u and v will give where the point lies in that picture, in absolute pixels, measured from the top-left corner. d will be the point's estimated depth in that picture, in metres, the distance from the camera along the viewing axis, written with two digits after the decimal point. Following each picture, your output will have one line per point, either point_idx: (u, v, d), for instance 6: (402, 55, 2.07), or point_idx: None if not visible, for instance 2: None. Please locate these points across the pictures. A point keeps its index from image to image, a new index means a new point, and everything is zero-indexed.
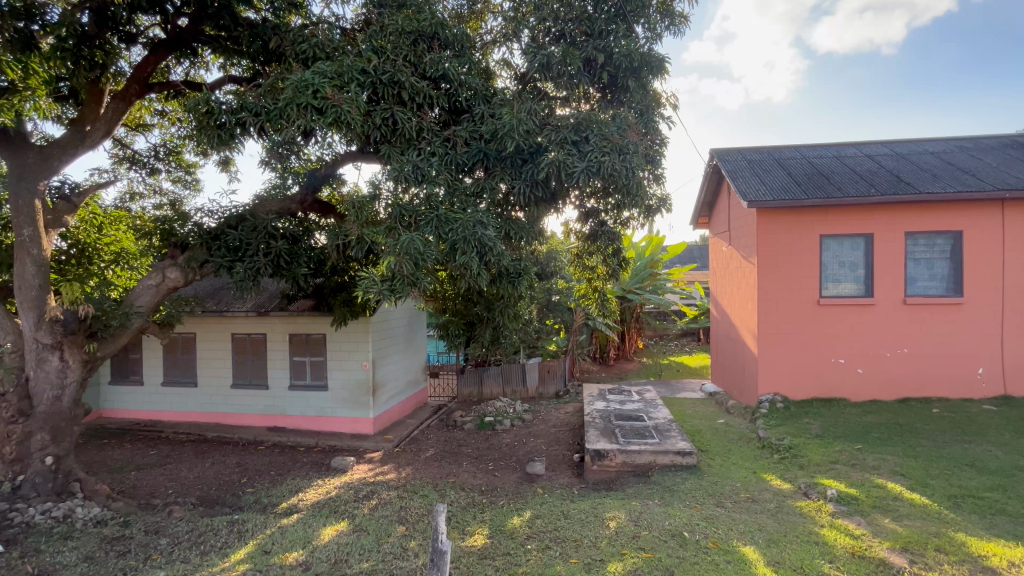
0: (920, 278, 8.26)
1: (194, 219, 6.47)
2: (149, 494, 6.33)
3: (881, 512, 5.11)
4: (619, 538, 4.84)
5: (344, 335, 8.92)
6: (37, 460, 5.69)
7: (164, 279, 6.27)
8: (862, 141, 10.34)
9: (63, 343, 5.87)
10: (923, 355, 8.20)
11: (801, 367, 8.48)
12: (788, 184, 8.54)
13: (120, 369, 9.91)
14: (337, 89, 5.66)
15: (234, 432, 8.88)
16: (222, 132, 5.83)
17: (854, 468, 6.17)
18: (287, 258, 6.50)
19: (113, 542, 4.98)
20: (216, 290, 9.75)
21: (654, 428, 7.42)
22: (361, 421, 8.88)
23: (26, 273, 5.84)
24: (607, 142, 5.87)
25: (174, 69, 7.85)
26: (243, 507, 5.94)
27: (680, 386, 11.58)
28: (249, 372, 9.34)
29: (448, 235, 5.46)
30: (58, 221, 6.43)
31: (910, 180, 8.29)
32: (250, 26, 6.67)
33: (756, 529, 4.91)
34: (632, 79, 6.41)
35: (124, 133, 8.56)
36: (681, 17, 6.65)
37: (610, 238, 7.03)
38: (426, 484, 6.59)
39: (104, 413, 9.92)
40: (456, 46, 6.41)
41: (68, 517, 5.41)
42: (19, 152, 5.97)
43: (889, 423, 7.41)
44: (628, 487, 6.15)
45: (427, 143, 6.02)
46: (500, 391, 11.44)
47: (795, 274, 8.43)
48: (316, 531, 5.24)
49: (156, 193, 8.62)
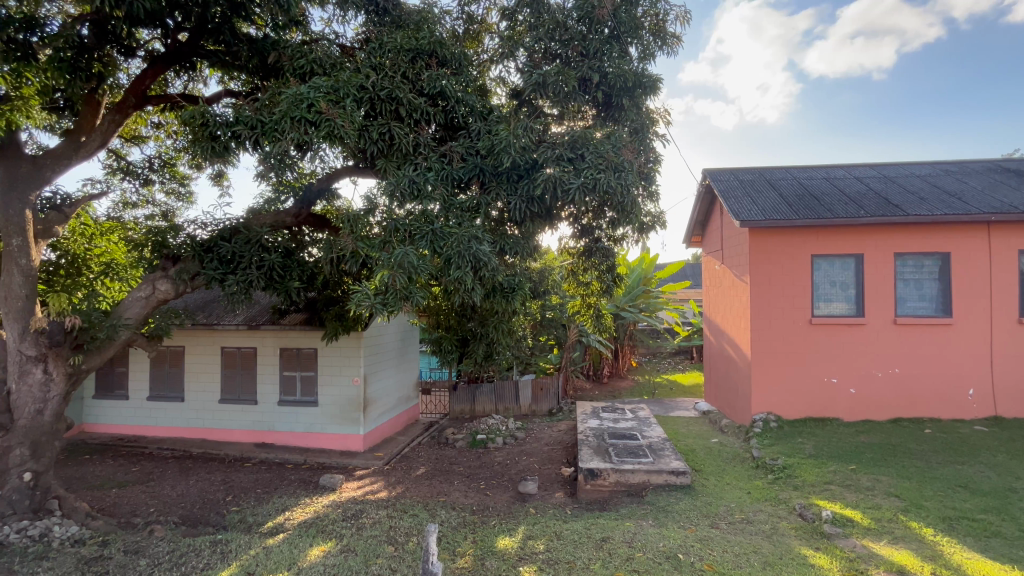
0: (910, 298, 8.36)
1: (186, 231, 6.42)
2: (130, 512, 6.15)
3: (876, 535, 5.08)
4: (612, 560, 4.74)
5: (335, 350, 8.81)
6: (15, 476, 5.53)
7: (154, 291, 6.20)
8: (850, 163, 10.55)
9: (47, 356, 5.77)
10: (915, 375, 8.23)
11: (794, 387, 8.48)
12: (779, 204, 8.66)
13: (105, 383, 9.71)
14: (332, 103, 5.71)
15: (220, 449, 8.69)
16: (217, 144, 5.86)
17: (848, 489, 6.15)
18: (280, 271, 6.39)
19: (90, 563, 4.82)
20: (207, 303, 9.65)
21: (648, 447, 7.35)
22: (350, 438, 8.74)
23: (13, 284, 5.75)
24: (604, 160, 5.96)
25: (173, 82, 7.90)
26: (227, 526, 5.79)
27: (673, 404, 11.55)
28: (237, 387, 9.18)
29: (443, 249, 5.49)
30: (49, 231, 6.36)
31: (898, 202, 8.43)
32: (250, 42, 6.79)
33: (751, 551, 4.85)
34: (625, 98, 6.61)
35: (119, 145, 8.56)
36: (671, 39, 6.82)
37: (605, 254, 7.10)
38: (417, 503, 6.48)
39: (87, 428, 9.70)
40: (454, 64, 6.53)
41: (44, 536, 5.26)
42: (10, 163, 5.93)
43: (882, 443, 7.40)
44: (622, 507, 6.08)
45: (423, 158, 6.07)
46: (493, 408, 11.25)
47: (788, 293, 8.48)
48: (302, 552, 5.10)
49: (149, 205, 8.58)
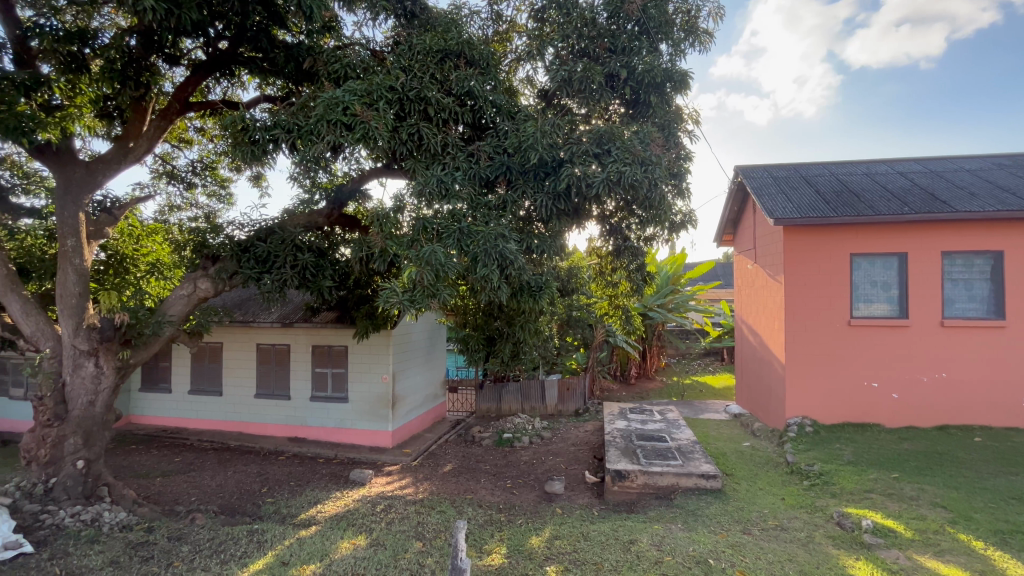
0: (958, 299, 7.94)
1: (225, 231, 6.67)
2: (173, 501, 6.45)
3: (921, 546, 4.86)
4: (641, 563, 4.68)
5: (365, 347, 9.00)
6: (69, 463, 5.87)
7: (195, 290, 6.47)
8: (893, 158, 10.10)
9: (98, 350, 6.08)
10: (963, 380, 7.83)
11: (832, 392, 8.18)
12: (815, 201, 8.36)
13: (150, 377, 10.20)
14: (366, 106, 5.84)
15: (257, 442, 9.01)
16: (255, 147, 6.06)
17: (890, 498, 5.89)
18: (313, 270, 6.57)
19: (137, 548, 5.07)
20: (244, 301, 10.01)
21: (677, 449, 7.24)
22: (379, 434, 8.90)
23: (68, 282, 6.10)
24: (631, 154, 5.88)
25: (214, 89, 8.22)
26: (263, 517, 6.00)
27: (704, 406, 11.30)
28: (272, 383, 9.49)
29: (470, 248, 5.53)
30: (100, 233, 6.70)
31: (946, 198, 8.01)
32: (285, 48, 6.99)
33: (786, 559, 4.71)
34: (655, 94, 6.49)
35: (166, 149, 8.93)
36: (703, 35, 6.71)
37: (633, 254, 6.95)
38: (444, 500, 6.55)
39: (134, 419, 10.21)
40: (481, 64, 6.57)
41: (96, 520, 5.56)
42: (66, 168, 6.30)
43: (927, 451, 7.06)
44: (650, 510, 6.00)
45: (451, 157, 6.14)
46: (519, 407, 11.27)
47: (825, 293, 8.18)
48: (333, 544, 5.23)
49: (192, 208, 8.96)
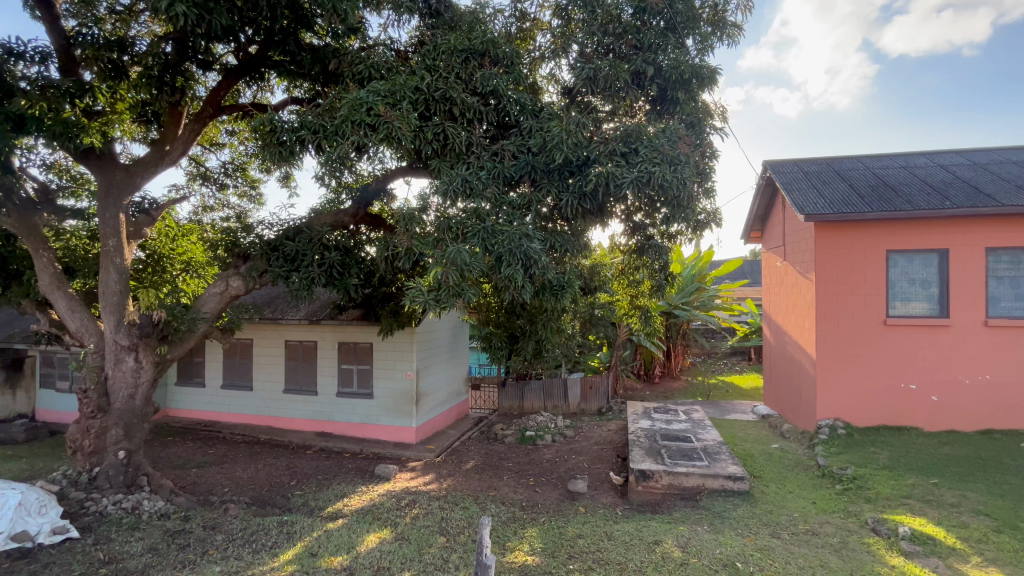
0: (1004, 297, 7.56)
1: (256, 231, 6.85)
2: (208, 491, 6.68)
3: (962, 555, 4.65)
4: (666, 564, 4.63)
5: (390, 345, 9.13)
6: (111, 453, 6.19)
7: (227, 287, 6.68)
8: (933, 150, 9.68)
9: (138, 345, 6.37)
10: (1009, 382, 7.46)
11: (867, 394, 7.89)
12: (849, 196, 8.07)
13: (186, 371, 10.58)
14: (390, 107, 5.90)
15: (286, 436, 9.26)
16: (283, 149, 6.20)
17: (929, 504, 5.66)
18: (339, 269, 6.70)
19: (174, 536, 5.27)
20: (273, 298, 10.27)
21: (702, 450, 7.12)
22: (404, 430, 9.02)
23: (110, 281, 6.36)
24: (659, 153, 5.80)
25: (245, 92, 8.45)
26: (292, 509, 6.17)
27: (731, 407, 11.08)
28: (300, 378, 9.72)
29: (493, 248, 5.53)
30: (139, 233, 6.97)
31: (991, 192, 7.62)
32: (311, 51, 7.13)
33: (818, 565, 4.58)
34: (681, 91, 6.39)
35: (199, 152, 9.22)
36: (731, 28, 6.59)
37: (657, 252, 6.84)
38: (468, 496, 6.60)
39: (171, 412, 10.62)
40: (505, 63, 6.56)
41: (136, 509, 5.81)
42: (108, 171, 6.57)
43: (969, 456, 6.76)
44: (675, 511, 5.92)
45: (475, 157, 6.16)
46: (541, 405, 11.32)
47: (860, 291, 7.90)
48: (360, 537, 5.32)
49: (224, 208, 9.23)
